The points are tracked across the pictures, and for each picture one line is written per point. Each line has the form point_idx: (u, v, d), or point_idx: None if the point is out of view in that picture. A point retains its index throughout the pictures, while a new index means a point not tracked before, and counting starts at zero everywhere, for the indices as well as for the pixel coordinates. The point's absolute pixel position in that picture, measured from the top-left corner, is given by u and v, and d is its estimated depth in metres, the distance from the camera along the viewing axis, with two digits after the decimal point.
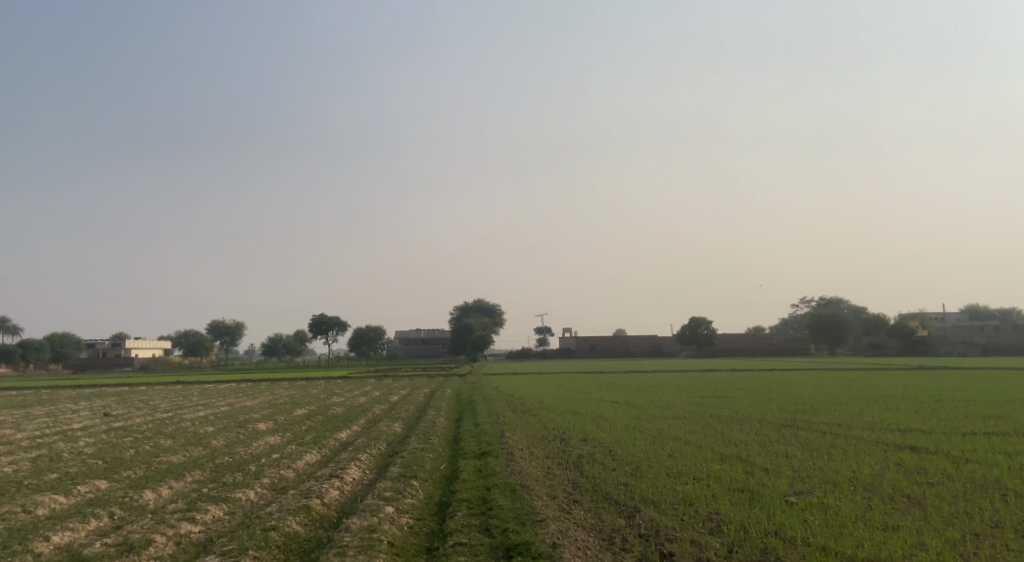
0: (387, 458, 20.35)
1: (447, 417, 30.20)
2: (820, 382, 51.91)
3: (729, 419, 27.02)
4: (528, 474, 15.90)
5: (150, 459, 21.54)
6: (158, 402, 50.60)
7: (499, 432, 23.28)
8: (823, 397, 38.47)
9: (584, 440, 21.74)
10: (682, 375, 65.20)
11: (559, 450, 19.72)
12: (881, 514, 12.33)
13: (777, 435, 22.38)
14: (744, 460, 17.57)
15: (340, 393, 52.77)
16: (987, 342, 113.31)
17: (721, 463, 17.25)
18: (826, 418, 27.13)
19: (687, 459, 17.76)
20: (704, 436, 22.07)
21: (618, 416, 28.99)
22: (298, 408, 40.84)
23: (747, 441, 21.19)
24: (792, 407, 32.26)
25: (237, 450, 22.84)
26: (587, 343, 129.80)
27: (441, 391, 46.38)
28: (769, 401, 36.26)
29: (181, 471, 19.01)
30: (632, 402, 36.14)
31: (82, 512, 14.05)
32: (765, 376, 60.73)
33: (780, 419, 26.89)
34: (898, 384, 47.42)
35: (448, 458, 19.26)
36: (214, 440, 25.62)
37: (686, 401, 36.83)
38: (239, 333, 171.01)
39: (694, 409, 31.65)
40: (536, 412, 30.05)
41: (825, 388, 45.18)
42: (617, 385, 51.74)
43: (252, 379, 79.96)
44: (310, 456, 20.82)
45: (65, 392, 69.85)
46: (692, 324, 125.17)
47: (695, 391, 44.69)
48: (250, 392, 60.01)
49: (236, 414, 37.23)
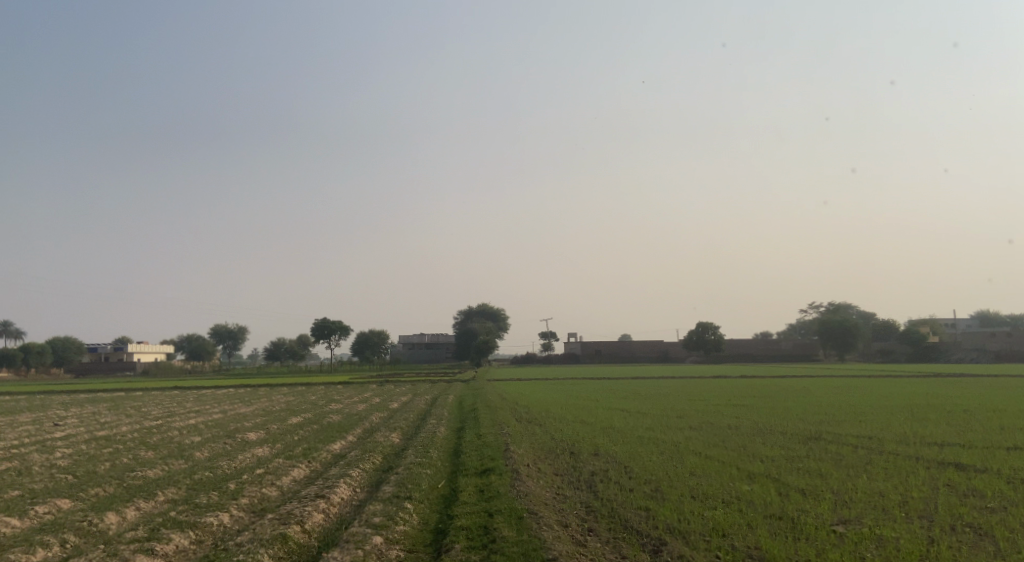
0: (380, 474, 18.58)
1: (448, 426, 28.41)
2: (835, 389, 50.08)
3: (751, 431, 25.26)
4: (535, 497, 14.18)
5: (125, 474, 19.87)
6: (152, 409, 48.97)
7: (503, 444, 21.54)
8: (844, 406, 36.65)
9: (595, 454, 20.00)
10: (690, 382, 63.44)
11: (569, 466, 18.00)
12: (948, 549, 10.66)
13: (806, 449, 20.72)
14: (777, 480, 15.84)
15: (340, 399, 51.03)
16: (999, 349, 111.45)
17: (751, 483, 15.54)
18: (854, 430, 25.37)
19: (712, 478, 16.03)
20: (727, 450, 20.39)
21: (630, 425, 27.30)
22: (294, 416, 39.17)
23: (775, 455, 19.52)
24: (814, 417, 30.42)
25: (220, 463, 21.13)
26: (593, 348, 128.14)
27: (444, 398, 44.71)
28: (788, 410, 34.45)
29: (155, 488, 17.32)
30: (643, 411, 34.48)
31: (29, 539, 12.40)
32: (777, 383, 58.89)
33: (805, 431, 25.15)
34: (917, 392, 45.71)
35: (447, 475, 17.54)
36: (198, 452, 23.95)
37: (700, 410, 35.01)
38: (242, 337, 169.63)
39: (710, 420, 29.84)
40: (542, 422, 28.30)
41: (844, 396, 43.45)
42: (624, 392, 50.11)
43: (252, 385, 78.42)
44: (298, 472, 19.12)
45: (60, 398, 68.27)
46: (699, 330, 123.33)
47: (709, 399, 42.89)
48: (248, 397, 58.42)
49: (228, 423, 35.57)
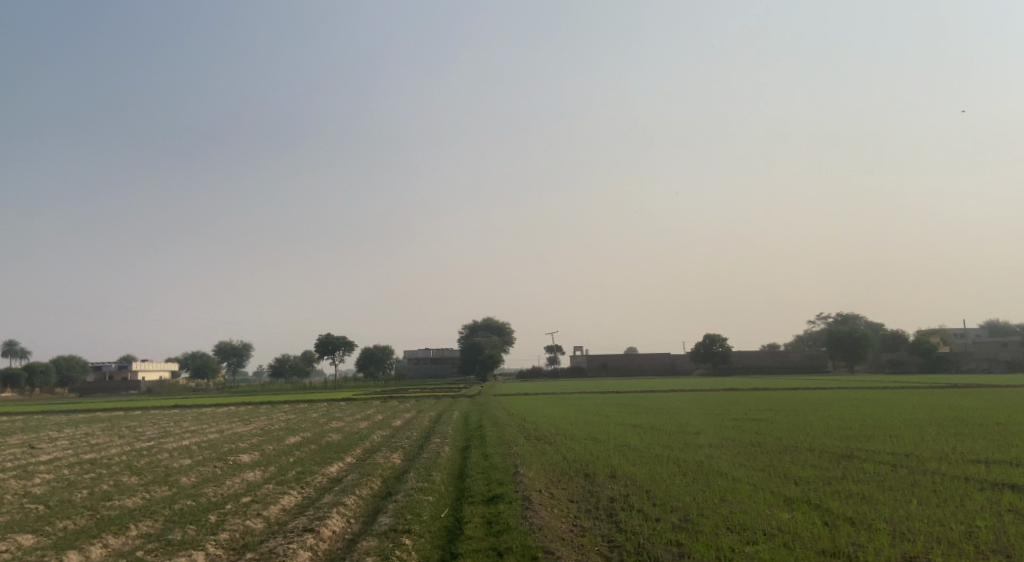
0: (378, 502, 16.92)
1: (453, 445, 26.75)
2: (853, 401, 48.38)
3: (775, 448, 23.68)
4: (550, 530, 12.52)
5: (100, 504, 18.25)
6: (148, 429, 47.40)
7: (511, 466, 19.84)
8: (867, 419, 35.00)
9: (613, 477, 18.33)
10: (701, 395, 61.80)
11: (585, 491, 16.33)
12: None
13: (842, 469, 19.05)
14: (819, 506, 14.19)
15: (341, 417, 49.40)
16: (1012, 358, 109.35)
17: (792, 511, 13.88)
18: (885, 447, 23.76)
19: (746, 504, 14.38)
20: (755, 471, 18.75)
21: (645, 443, 25.72)
22: (292, 435, 37.51)
23: (810, 476, 17.90)
24: (840, 432, 28.81)
25: (205, 490, 19.51)
26: (599, 361, 126.47)
27: (448, 414, 43.04)
28: (809, 424, 32.85)
29: (129, 520, 15.70)
30: (658, 427, 32.86)
31: None
32: (792, 395, 57.22)
33: (833, 448, 23.52)
34: (938, 403, 44.00)
35: (451, 503, 15.89)
36: (184, 477, 22.33)
37: (717, 425, 33.38)
38: (247, 355, 168.15)
39: (730, 435, 28.23)
40: (552, 439, 26.72)
41: (863, 409, 41.72)
42: (635, 406, 48.35)
43: (255, 402, 76.98)
44: (287, 500, 17.48)
45: (57, 418, 66.62)
46: (706, 342, 121.04)
47: (724, 413, 41.19)
48: (249, 416, 56.83)
49: (222, 444, 33.94)
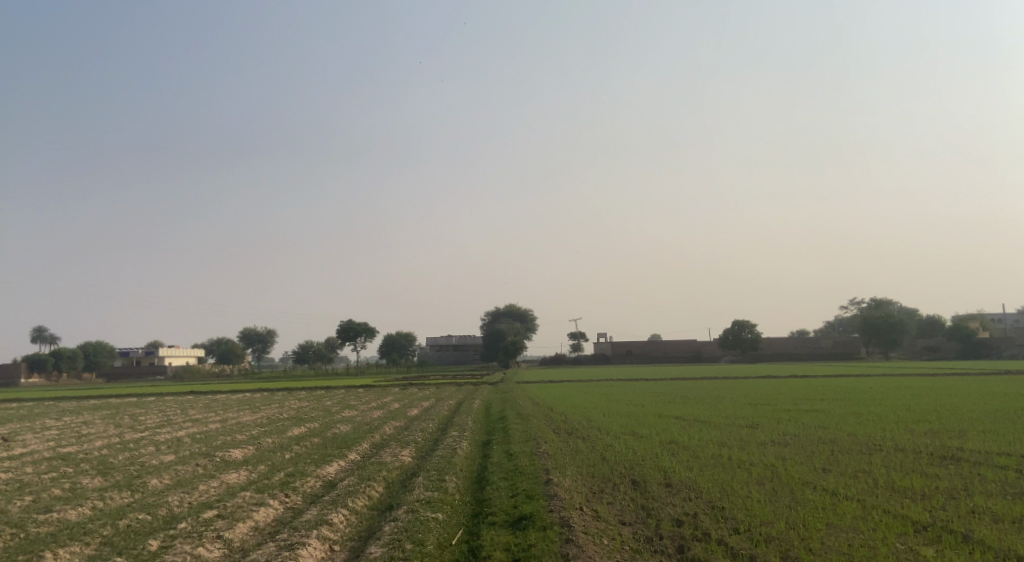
0: (377, 519, 13.31)
1: (470, 441, 22.94)
2: (907, 390, 44.19)
3: (851, 447, 19.95)
4: None
5: (31, 517, 14.69)
6: (151, 416, 44.46)
7: (539, 472, 16.12)
8: (934, 410, 31.15)
9: (670, 488, 14.44)
10: (735, 382, 57.52)
11: (638, 508, 12.56)
12: None
13: (958, 476, 15.17)
14: (969, 538, 10.34)
15: (355, 405, 46.20)
16: None
17: (935, 545, 10.08)
18: (981, 445, 19.97)
19: (865, 534, 10.56)
20: (850, 480, 14.86)
21: (697, 439, 21.88)
22: (295, 425, 34.00)
23: (924, 488, 13.97)
24: (913, 427, 24.91)
25: (171, 499, 16.01)
26: (624, 348, 122.64)
27: (467, 403, 39.51)
28: (869, 416, 29.00)
29: (52, 544, 12.15)
30: (703, 419, 29.05)
31: None
32: (833, 383, 53.26)
33: (923, 447, 19.68)
34: (1005, 392, 39.75)
35: (465, 523, 12.30)
36: (153, 480, 18.83)
37: (766, 417, 29.63)
38: (272, 340, 165.97)
39: (792, 430, 24.43)
40: (586, 434, 22.96)
41: (923, 398, 37.61)
42: (668, 395, 44.58)
43: (272, 388, 73.95)
44: (264, 514, 13.98)
45: (67, 403, 63.83)
46: (735, 328, 116.17)
47: (769, 403, 37.22)
48: (260, 403, 53.72)
49: (216, 436, 30.38)
